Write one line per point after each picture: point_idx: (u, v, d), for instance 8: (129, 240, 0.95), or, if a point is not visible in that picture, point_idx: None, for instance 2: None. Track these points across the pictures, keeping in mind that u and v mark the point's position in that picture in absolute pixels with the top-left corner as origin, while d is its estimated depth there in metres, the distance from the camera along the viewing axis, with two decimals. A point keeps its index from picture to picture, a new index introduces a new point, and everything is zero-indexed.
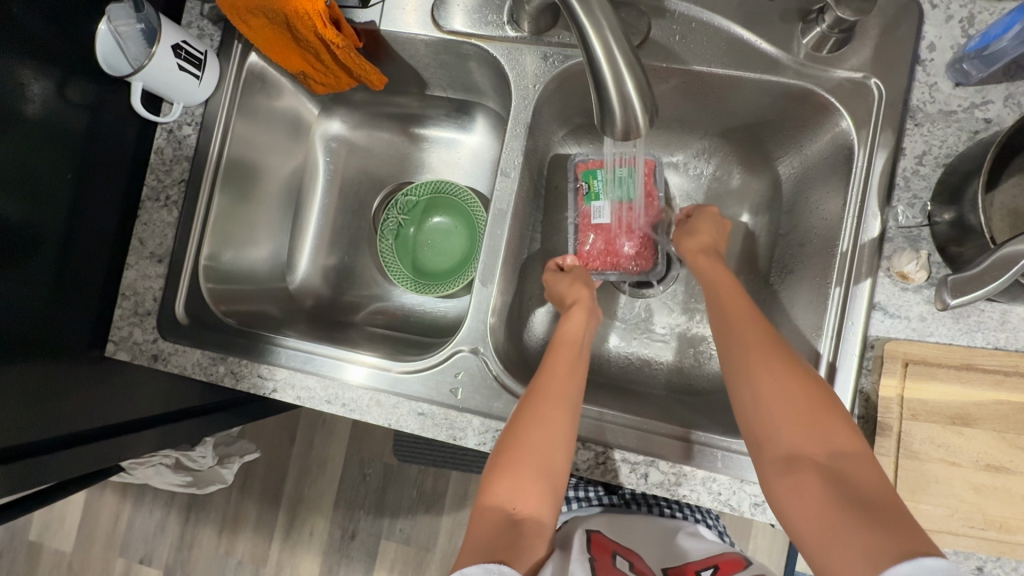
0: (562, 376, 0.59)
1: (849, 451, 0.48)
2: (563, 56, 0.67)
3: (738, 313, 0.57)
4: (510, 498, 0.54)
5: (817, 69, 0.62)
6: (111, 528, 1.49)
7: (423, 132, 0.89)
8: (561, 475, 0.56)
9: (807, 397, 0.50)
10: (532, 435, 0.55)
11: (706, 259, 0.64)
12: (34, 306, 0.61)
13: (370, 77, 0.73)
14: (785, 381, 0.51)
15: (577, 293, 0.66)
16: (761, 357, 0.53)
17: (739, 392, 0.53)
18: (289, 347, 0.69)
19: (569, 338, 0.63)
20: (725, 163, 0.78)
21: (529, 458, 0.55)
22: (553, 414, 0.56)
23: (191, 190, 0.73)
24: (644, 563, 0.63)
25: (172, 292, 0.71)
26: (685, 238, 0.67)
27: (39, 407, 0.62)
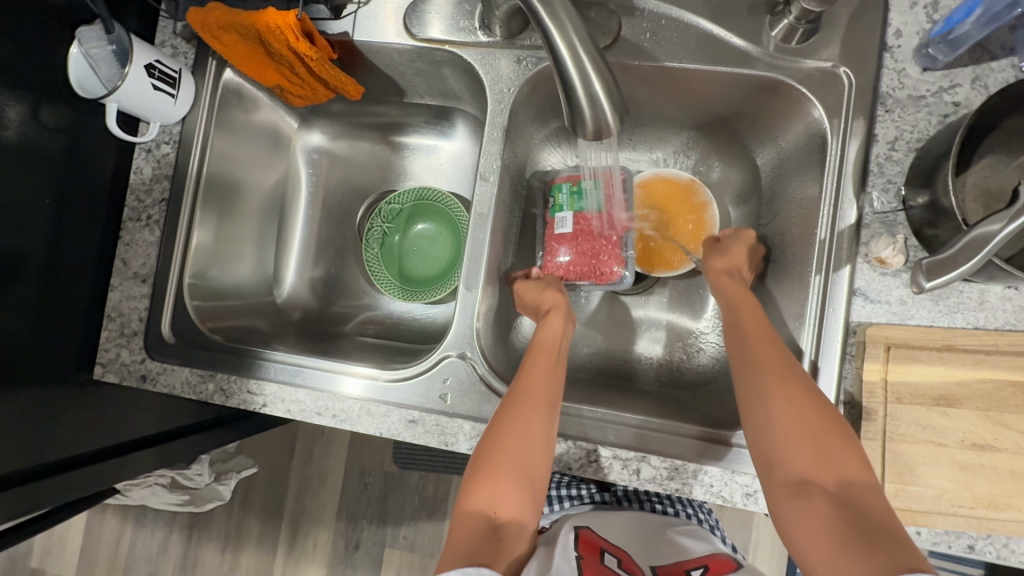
0: (540, 379, 0.60)
1: (863, 484, 0.48)
2: (536, 58, 0.67)
3: (757, 340, 0.58)
4: (490, 503, 0.55)
5: (787, 60, 0.62)
6: (114, 551, 1.49)
7: (404, 140, 0.89)
8: (541, 478, 0.57)
9: (824, 426, 0.50)
10: (511, 439, 0.56)
11: (729, 282, 0.64)
12: (18, 332, 0.61)
13: (347, 88, 0.73)
14: (801, 407, 0.52)
15: (552, 300, 0.67)
16: (779, 382, 0.53)
17: (755, 416, 0.54)
18: (277, 360, 0.69)
19: (548, 343, 0.64)
20: (704, 157, 0.79)
21: (508, 464, 0.55)
22: (532, 418, 0.57)
23: (171, 210, 0.72)
24: (633, 561, 0.63)
25: (158, 311, 0.71)
26: (715, 257, 0.67)
27: (29, 434, 0.61)
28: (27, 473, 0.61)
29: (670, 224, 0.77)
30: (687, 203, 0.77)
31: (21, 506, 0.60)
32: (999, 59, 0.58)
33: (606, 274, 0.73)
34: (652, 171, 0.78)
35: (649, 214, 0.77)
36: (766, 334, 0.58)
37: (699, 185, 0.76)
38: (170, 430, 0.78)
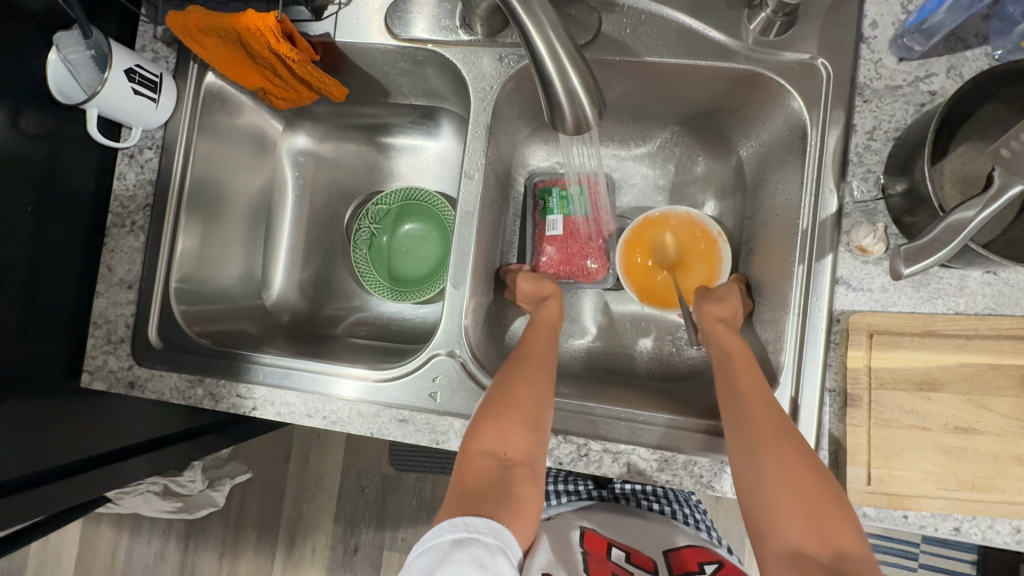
0: (540, 347, 0.64)
1: (858, 556, 0.47)
2: (517, 55, 0.67)
3: (753, 399, 0.56)
4: (498, 445, 0.56)
5: (766, 52, 0.63)
6: (109, 562, 1.48)
7: (390, 140, 0.89)
8: (545, 429, 0.58)
9: (816, 491, 0.50)
10: (515, 387, 0.58)
11: (723, 330, 0.63)
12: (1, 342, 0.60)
13: (332, 90, 0.73)
14: (796, 472, 0.51)
15: (552, 288, 0.71)
16: (771, 438, 0.53)
17: (748, 478, 0.53)
18: (266, 363, 0.69)
19: (547, 322, 0.68)
20: (688, 151, 0.79)
21: (512, 406, 0.57)
22: (533, 372, 0.61)
23: (156, 216, 0.72)
24: (644, 553, 0.64)
25: (144, 317, 0.71)
26: (709, 303, 0.66)
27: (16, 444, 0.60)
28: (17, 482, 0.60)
29: (678, 266, 0.75)
30: (704, 251, 0.74)
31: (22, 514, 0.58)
32: (973, 48, 0.58)
33: (593, 274, 0.76)
34: (685, 211, 0.74)
35: (663, 248, 0.74)
36: (761, 389, 0.56)
37: (723, 241, 0.73)
38: (166, 435, 0.77)
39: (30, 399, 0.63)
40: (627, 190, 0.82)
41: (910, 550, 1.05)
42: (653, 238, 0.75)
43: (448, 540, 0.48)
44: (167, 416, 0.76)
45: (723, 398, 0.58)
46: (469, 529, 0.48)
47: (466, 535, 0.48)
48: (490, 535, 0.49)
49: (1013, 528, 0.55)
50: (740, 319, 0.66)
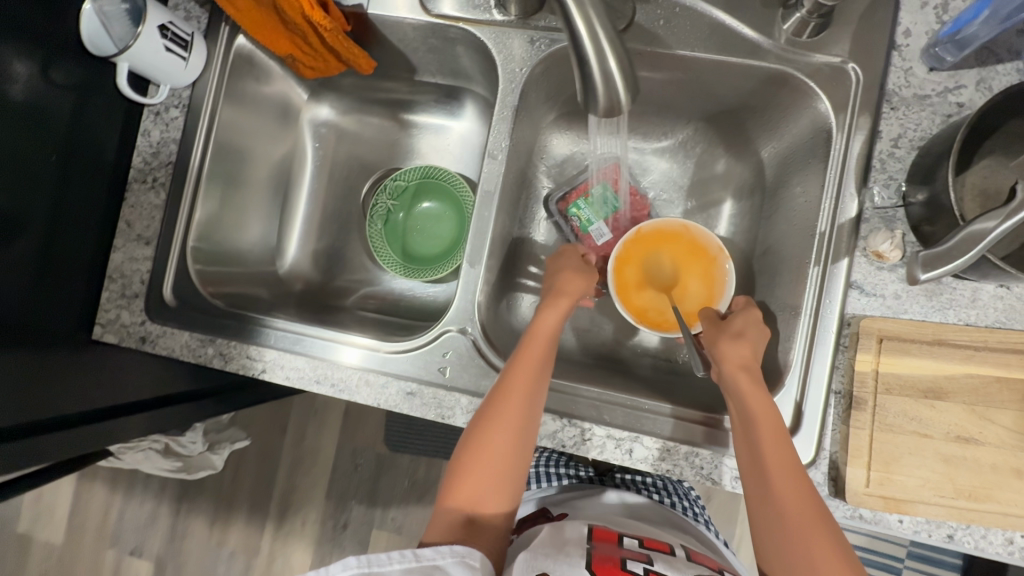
0: (529, 370, 0.60)
1: None
2: (549, 39, 0.67)
3: (771, 450, 0.54)
4: (475, 492, 0.59)
5: (797, 53, 0.63)
6: (102, 519, 1.54)
7: (413, 118, 0.89)
8: (523, 469, 0.60)
9: (824, 543, 0.50)
10: (493, 425, 0.58)
11: (746, 381, 0.57)
12: (19, 290, 0.61)
13: (360, 61, 0.75)
14: (804, 523, 0.51)
15: (567, 290, 0.66)
16: (783, 480, 0.53)
17: (761, 519, 0.53)
18: (278, 328, 0.69)
19: (542, 335, 0.63)
20: (710, 149, 0.80)
21: (489, 455, 0.58)
22: (514, 405, 0.58)
23: (177, 176, 0.72)
24: (652, 540, 0.66)
25: (160, 273, 0.71)
26: (726, 340, 0.60)
27: (29, 390, 0.60)
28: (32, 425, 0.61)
29: (676, 283, 0.72)
30: (705, 270, 0.72)
31: (21, 458, 0.58)
32: (1004, 63, 0.59)
33: None
34: (682, 222, 0.72)
35: (659, 264, 0.72)
36: (778, 431, 0.55)
37: (726, 259, 0.70)
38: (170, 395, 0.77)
39: (42, 346, 0.64)
40: (646, 184, 0.82)
41: (894, 565, 1.06)
42: (646, 252, 0.73)
43: (397, 569, 0.52)
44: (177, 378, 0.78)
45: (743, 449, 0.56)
46: (419, 559, 0.53)
47: (417, 564, 0.53)
48: (444, 558, 0.54)
49: (1006, 540, 0.56)
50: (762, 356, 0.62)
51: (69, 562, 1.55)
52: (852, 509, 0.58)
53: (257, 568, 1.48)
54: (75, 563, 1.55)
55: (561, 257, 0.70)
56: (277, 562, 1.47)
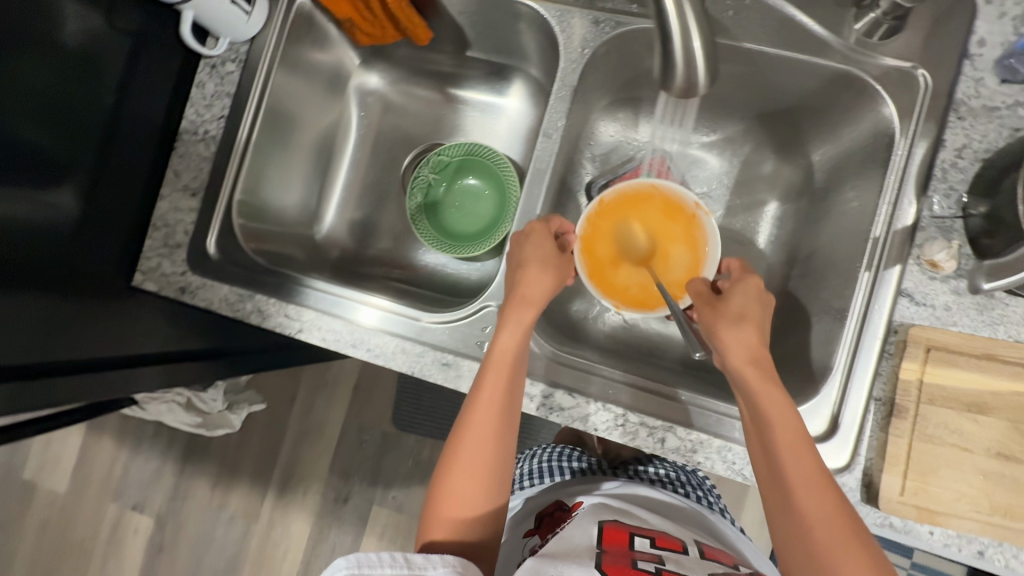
0: (494, 391, 0.58)
1: None
2: (614, 22, 0.67)
3: (787, 454, 0.51)
4: (460, 509, 0.58)
5: (863, 54, 0.63)
6: (107, 472, 1.56)
7: (460, 94, 0.89)
8: (504, 474, 0.60)
9: (848, 544, 0.47)
10: (469, 439, 0.58)
11: (754, 376, 0.55)
12: (66, 231, 0.63)
13: (418, 30, 0.77)
14: (827, 524, 0.48)
15: (531, 295, 0.62)
16: (802, 481, 0.50)
17: (782, 527, 0.50)
18: (317, 289, 0.69)
19: (505, 352, 0.60)
20: (759, 149, 0.79)
21: (465, 473, 0.58)
22: (486, 419, 0.58)
23: (229, 130, 0.72)
24: (664, 537, 0.67)
25: (204, 225, 0.71)
26: (729, 326, 0.58)
27: (74, 329, 0.62)
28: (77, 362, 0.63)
29: (653, 251, 0.71)
30: (684, 231, 0.71)
31: (56, 395, 0.60)
32: None
33: None
34: (651, 183, 0.70)
35: (634, 234, 0.71)
36: (796, 432, 0.52)
37: (705, 215, 0.69)
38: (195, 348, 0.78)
39: (85, 289, 0.65)
40: (690, 178, 0.82)
41: None
42: (619, 221, 0.71)
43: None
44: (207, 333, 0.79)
45: (758, 455, 0.54)
46: (410, 567, 0.50)
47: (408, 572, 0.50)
48: (433, 569, 0.51)
49: None
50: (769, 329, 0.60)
51: (71, 511, 1.57)
52: (883, 516, 0.57)
53: (256, 534, 1.49)
54: (77, 513, 1.57)
55: (523, 246, 0.64)
56: (276, 529, 1.48)
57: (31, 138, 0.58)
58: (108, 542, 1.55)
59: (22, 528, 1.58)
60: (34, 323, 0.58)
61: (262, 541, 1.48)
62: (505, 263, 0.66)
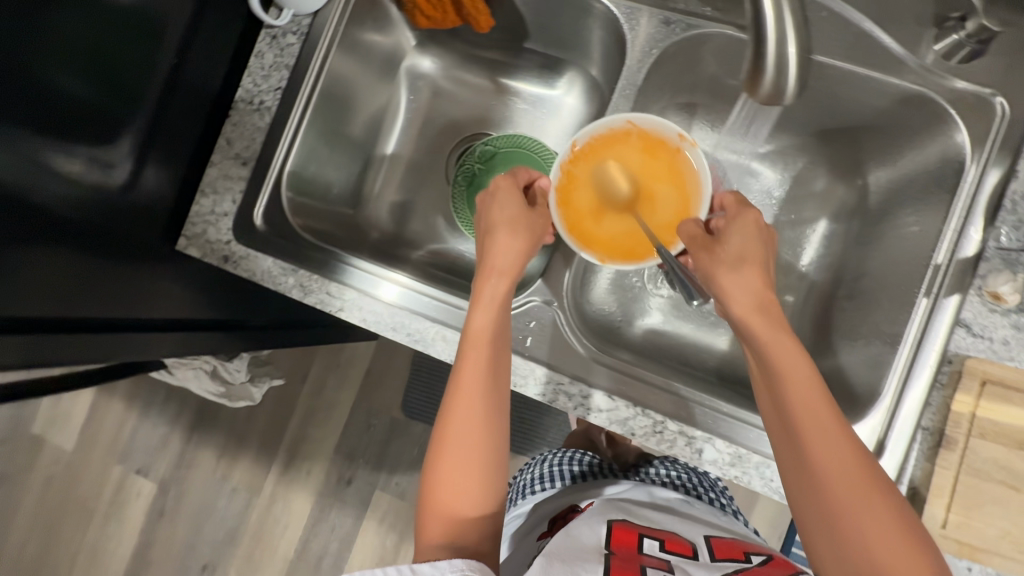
0: (473, 369, 0.58)
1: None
2: (685, 24, 0.67)
3: (801, 409, 0.49)
4: (455, 497, 0.55)
5: (939, 75, 0.62)
6: (115, 434, 1.57)
7: (511, 84, 0.87)
8: (500, 447, 0.57)
9: (870, 499, 0.45)
10: (456, 418, 0.57)
11: (759, 322, 0.52)
12: (111, 191, 0.64)
13: (478, 17, 0.74)
14: (849, 485, 0.46)
15: (502, 265, 0.61)
16: (818, 430, 0.47)
17: (802, 493, 0.48)
18: (361, 269, 0.69)
19: (480, 330, 0.59)
20: (812, 165, 0.77)
21: (463, 440, 0.56)
22: (469, 395, 0.57)
23: (285, 100, 0.71)
24: (675, 539, 0.65)
25: (253, 195, 0.71)
26: (730, 270, 0.55)
27: (114, 289, 0.63)
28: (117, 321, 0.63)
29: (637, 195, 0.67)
30: (668, 166, 0.67)
31: (94, 351, 0.60)
32: None
33: None
34: (625, 120, 0.66)
35: (615, 177, 0.67)
36: (810, 386, 0.49)
37: (690, 147, 0.65)
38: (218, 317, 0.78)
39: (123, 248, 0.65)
40: (740, 189, 0.79)
41: None
42: (597, 164, 0.67)
43: None
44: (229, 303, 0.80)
45: (771, 412, 0.51)
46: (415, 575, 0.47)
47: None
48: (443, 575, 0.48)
49: None
50: (773, 265, 0.57)
51: (76, 469, 1.58)
52: None
53: (256, 508, 1.49)
54: (81, 471, 1.58)
55: (492, 208, 0.64)
56: (277, 504, 1.49)
57: (74, 92, 0.58)
58: (110, 502, 1.57)
59: (26, 482, 1.59)
60: (48, 275, 0.56)
61: (263, 515, 1.49)
62: (477, 231, 0.66)
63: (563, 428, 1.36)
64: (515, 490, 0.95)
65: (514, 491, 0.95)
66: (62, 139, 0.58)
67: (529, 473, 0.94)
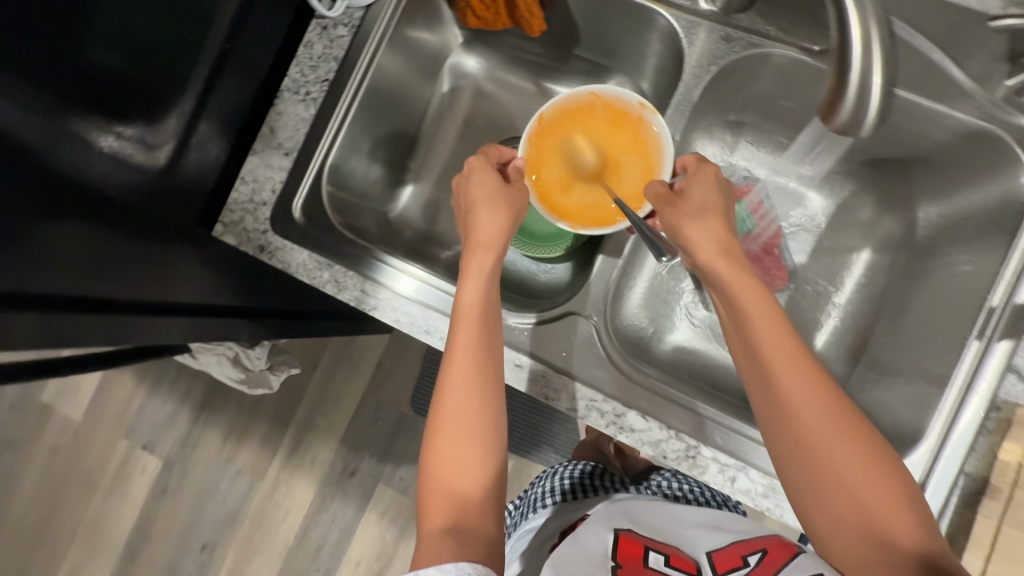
0: (463, 341, 0.58)
1: (891, 509, 0.46)
2: (746, 42, 0.66)
3: (777, 359, 0.50)
4: (457, 475, 0.55)
5: (1006, 112, 0.60)
6: (123, 408, 1.58)
7: (554, 88, 0.85)
8: (499, 417, 0.58)
9: (842, 440, 0.47)
10: (452, 390, 0.57)
11: (725, 267, 0.55)
12: (151, 175, 0.70)
13: (531, 21, 0.73)
14: (827, 432, 0.48)
15: (488, 239, 0.62)
16: (791, 369, 0.49)
17: (783, 444, 0.50)
18: (397, 270, 0.68)
19: (471, 304, 0.59)
20: (859, 194, 0.76)
21: (462, 409, 0.56)
22: (463, 366, 0.57)
23: (332, 92, 0.70)
24: (687, 548, 0.60)
25: (293, 187, 0.69)
26: (693, 220, 0.57)
27: (137, 269, 0.62)
28: (148, 307, 0.60)
29: (604, 166, 0.68)
30: (632, 136, 0.68)
31: (121, 331, 0.57)
32: None
33: (774, 282, 0.77)
34: (590, 92, 0.67)
35: (584, 150, 0.68)
36: (781, 334, 0.51)
37: (650, 114, 0.66)
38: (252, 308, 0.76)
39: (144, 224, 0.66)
40: (782, 213, 0.79)
41: None
42: (562, 139, 0.69)
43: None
44: (260, 295, 0.79)
45: (746, 365, 0.53)
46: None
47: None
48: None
49: None
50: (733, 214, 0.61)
51: (81, 440, 1.59)
52: None
53: (259, 492, 1.49)
54: (87, 442, 1.59)
55: (472, 186, 0.64)
56: (279, 491, 1.49)
57: (126, 74, 0.65)
58: (114, 475, 1.57)
59: (32, 449, 1.60)
60: (71, 249, 0.55)
61: (264, 500, 1.49)
62: (458, 212, 0.67)
63: (571, 435, 1.35)
64: (525, 504, 0.94)
65: (524, 505, 0.94)
66: (105, 115, 0.67)
67: (541, 486, 0.93)
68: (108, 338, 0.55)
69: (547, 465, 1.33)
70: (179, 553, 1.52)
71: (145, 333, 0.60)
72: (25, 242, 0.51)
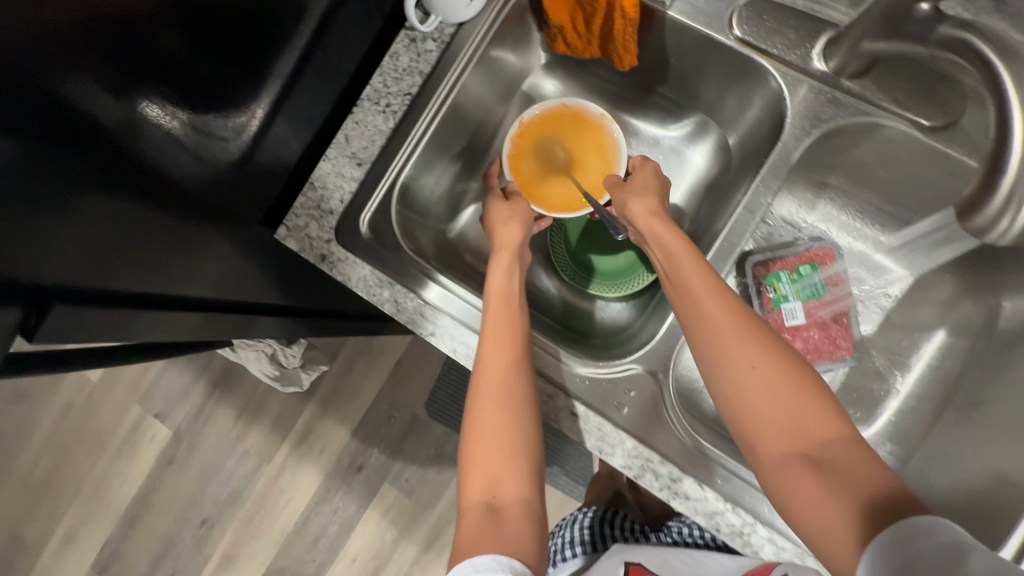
0: (494, 324, 0.59)
1: (829, 434, 0.46)
2: (853, 108, 0.63)
3: (704, 299, 0.54)
4: (487, 464, 0.52)
5: None
6: (139, 374, 1.58)
7: (631, 122, 0.84)
8: (536, 418, 0.55)
9: (778, 374, 0.49)
10: (484, 376, 0.56)
11: (656, 223, 0.62)
12: (222, 173, 0.68)
13: (623, 55, 0.71)
14: (763, 368, 0.49)
15: (509, 239, 0.67)
16: (716, 304, 0.53)
17: (722, 391, 0.51)
18: (458, 297, 0.67)
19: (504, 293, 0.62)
20: (941, 268, 0.71)
21: (493, 391, 0.55)
22: (490, 347, 0.57)
23: (413, 107, 0.69)
24: None
25: (363, 199, 0.68)
26: (635, 199, 0.65)
27: (172, 262, 0.57)
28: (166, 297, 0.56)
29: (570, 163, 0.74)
30: (595, 137, 0.74)
31: (121, 330, 0.51)
32: None
33: (840, 350, 0.74)
34: (562, 101, 0.74)
35: (555, 149, 0.74)
36: (708, 282, 0.54)
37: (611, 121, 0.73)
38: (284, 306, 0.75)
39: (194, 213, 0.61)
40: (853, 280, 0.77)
41: None
42: (535, 142, 0.75)
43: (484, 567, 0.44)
44: (293, 295, 0.78)
45: (684, 316, 0.55)
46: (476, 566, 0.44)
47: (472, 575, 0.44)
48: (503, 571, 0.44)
49: None
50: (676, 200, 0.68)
51: (95, 400, 1.60)
52: None
53: (264, 475, 1.49)
54: (101, 403, 1.59)
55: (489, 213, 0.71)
56: (285, 476, 1.48)
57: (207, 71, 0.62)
58: (123, 440, 1.57)
59: (46, 403, 1.62)
60: (101, 228, 0.48)
61: (268, 484, 1.48)
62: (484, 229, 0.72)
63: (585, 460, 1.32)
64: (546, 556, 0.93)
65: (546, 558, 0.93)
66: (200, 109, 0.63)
67: (561, 537, 0.91)
68: (109, 331, 0.50)
69: (557, 487, 1.30)
70: (178, 524, 1.52)
71: (148, 332, 0.55)
72: (75, 216, 0.46)
